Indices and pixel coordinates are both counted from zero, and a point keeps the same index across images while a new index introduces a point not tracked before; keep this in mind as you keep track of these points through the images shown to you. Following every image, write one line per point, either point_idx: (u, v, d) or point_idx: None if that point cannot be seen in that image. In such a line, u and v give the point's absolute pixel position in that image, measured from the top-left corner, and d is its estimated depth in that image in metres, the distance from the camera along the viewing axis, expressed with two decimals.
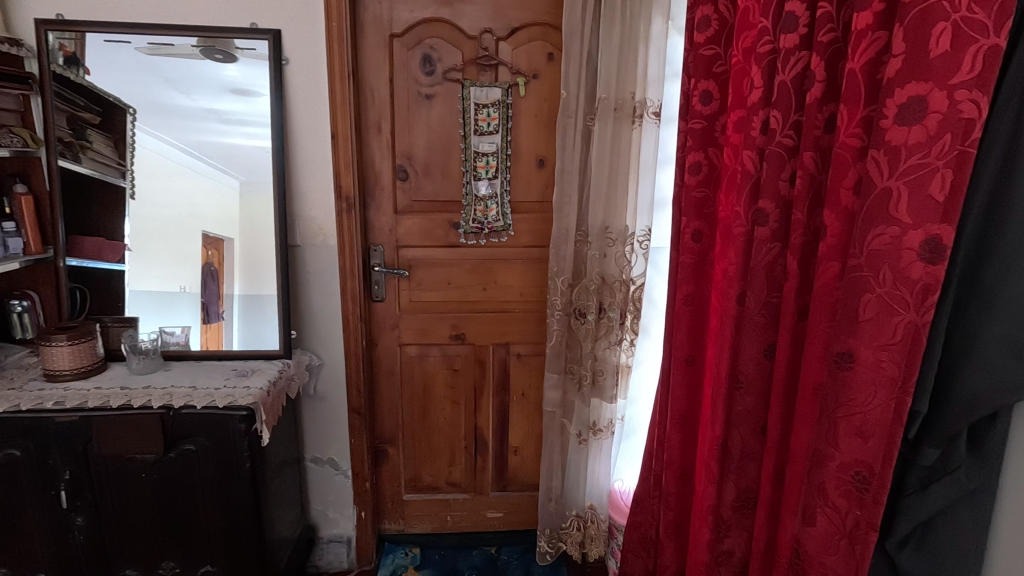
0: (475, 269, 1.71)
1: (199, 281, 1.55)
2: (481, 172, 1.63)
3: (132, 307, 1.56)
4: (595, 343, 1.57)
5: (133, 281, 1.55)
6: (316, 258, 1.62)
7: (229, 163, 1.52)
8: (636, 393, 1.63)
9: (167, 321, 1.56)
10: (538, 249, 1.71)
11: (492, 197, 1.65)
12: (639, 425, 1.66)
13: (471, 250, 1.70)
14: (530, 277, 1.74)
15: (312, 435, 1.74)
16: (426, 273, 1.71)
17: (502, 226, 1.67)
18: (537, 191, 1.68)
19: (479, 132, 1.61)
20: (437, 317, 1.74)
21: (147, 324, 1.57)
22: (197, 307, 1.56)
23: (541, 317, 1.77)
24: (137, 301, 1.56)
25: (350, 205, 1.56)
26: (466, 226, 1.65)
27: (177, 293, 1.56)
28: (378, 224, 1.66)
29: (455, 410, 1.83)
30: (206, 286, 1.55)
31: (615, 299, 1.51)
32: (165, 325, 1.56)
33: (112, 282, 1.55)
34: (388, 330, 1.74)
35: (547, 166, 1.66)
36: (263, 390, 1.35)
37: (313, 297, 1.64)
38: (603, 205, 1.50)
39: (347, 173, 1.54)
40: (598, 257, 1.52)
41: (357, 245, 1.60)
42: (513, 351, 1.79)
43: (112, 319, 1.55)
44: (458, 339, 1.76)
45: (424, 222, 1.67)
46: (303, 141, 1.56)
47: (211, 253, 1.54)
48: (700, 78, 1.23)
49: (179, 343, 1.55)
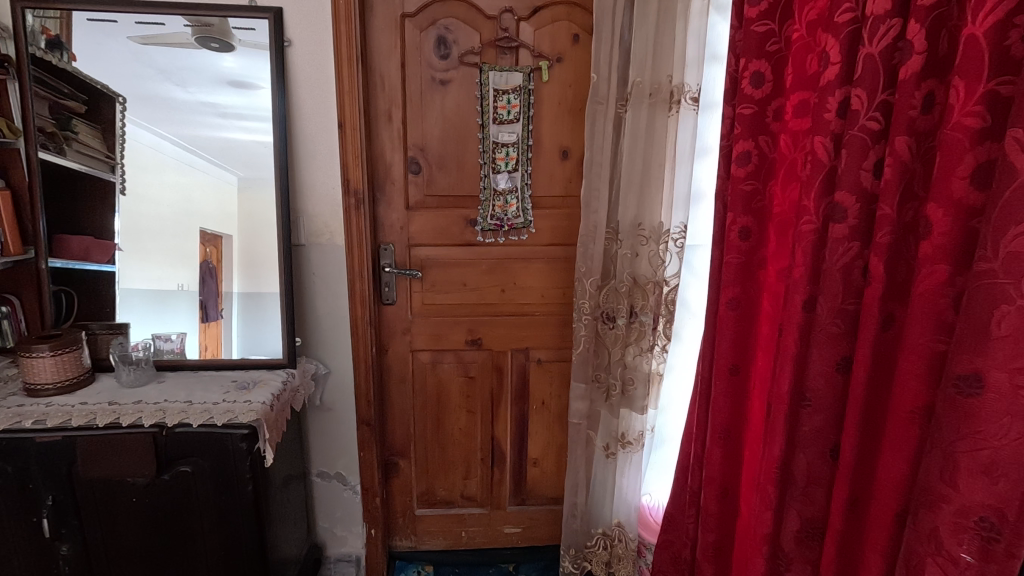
0: (492, 270, 1.59)
1: (197, 280, 1.43)
2: (500, 164, 1.51)
3: (123, 313, 1.44)
4: (625, 350, 1.45)
5: (125, 284, 1.43)
6: (321, 259, 1.49)
7: (227, 157, 1.39)
8: (667, 403, 1.52)
9: (161, 327, 1.44)
10: (560, 246, 1.59)
11: (512, 191, 1.53)
12: (671, 436, 1.54)
13: (489, 248, 1.57)
14: (553, 278, 1.61)
15: (318, 448, 1.62)
16: (440, 274, 1.58)
17: (523, 223, 1.54)
18: (560, 185, 1.55)
19: (498, 121, 1.48)
20: (452, 321, 1.62)
21: (139, 330, 1.44)
22: (195, 305, 1.44)
23: (563, 321, 1.65)
24: (129, 307, 1.44)
25: (359, 201, 1.43)
26: (484, 223, 1.53)
27: (175, 291, 1.44)
28: (389, 222, 1.54)
29: (470, 420, 1.71)
30: (204, 288, 1.44)
31: (646, 302, 1.39)
32: (157, 331, 1.44)
33: (101, 285, 1.42)
34: (399, 335, 1.62)
35: (571, 157, 1.54)
36: (265, 405, 1.22)
37: (318, 300, 1.51)
38: (636, 199, 1.37)
39: (356, 167, 1.41)
40: (630, 256, 1.40)
41: (367, 245, 1.47)
42: (533, 357, 1.67)
43: (101, 326, 1.43)
44: (474, 344, 1.64)
45: (437, 219, 1.54)
46: (308, 131, 1.43)
47: (209, 251, 1.42)
48: (751, 58, 1.10)
49: (174, 352, 1.42)
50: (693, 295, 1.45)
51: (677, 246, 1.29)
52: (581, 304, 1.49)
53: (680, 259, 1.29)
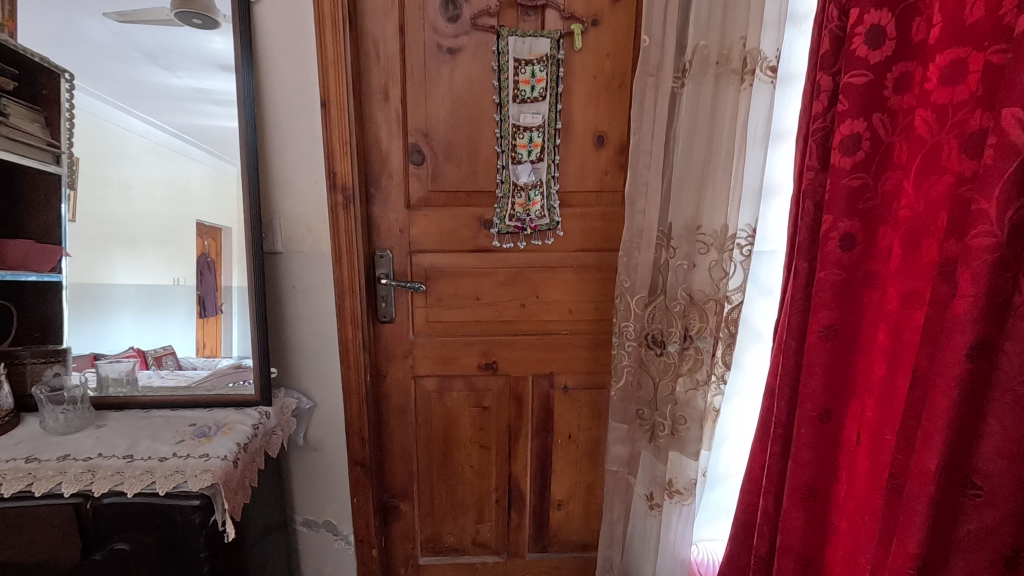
0: (510, 281, 1.32)
1: (195, 273, 1.16)
2: (522, 152, 1.22)
3: (84, 334, 1.17)
4: (675, 381, 1.17)
5: (79, 295, 1.17)
6: (302, 271, 1.21)
7: (216, 146, 1.12)
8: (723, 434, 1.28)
9: (124, 337, 1.18)
10: (593, 253, 1.31)
11: (536, 186, 1.24)
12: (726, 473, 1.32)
13: (506, 255, 1.30)
14: (583, 291, 1.34)
15: (302, 493, 1.36)
16: (448, 286, 1.31)
17: (548, 224, 1.27)
18: (593, 178, 1.27)
19: (519, 99, 1.20)
20: (462, 342, 1.35)
21: (101, 350, 1.18)
22: (193, 300, 1.18)
23: (595, 341, 1.38)
24: (90, 324, 1.17)
25: (348, 200, 1.15)
26: (501, 224, 1.26)
27: (170, 287, 1.17)
28: (386, 224, 1.27)
29: (483, 456, 1.45)
30: (177, 294, 1.17)
31: (705, 324, 1.10)
32: (120, 341, 1.18)
33: (46, 302, 1.17)
34: (399, 358, 1.35)
35: (608, 144, 1.25)
36: (226, 461, 0.95)
37: (300, 320, 1.23)
38: (695, 197, 1.09)
39: (343, 157, 1.13)
40: (685, 268, 1.12)
41: (359, 254, 1.20)
42: (558, 384, 1.40)
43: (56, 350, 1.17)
44: (489, 369, 1.37)
45: (444, 220, 1.27)
46: (282, 112, 1.14)
47: (207, 244, 1.15)
48: (867, 8, 0.81)
49: (125, 388, 1.16)
50: (755, 318, 1.19)
51: (742, 254, 1.01)
52: (621, 322, 1.24)
53: (746, 270, 1.01)
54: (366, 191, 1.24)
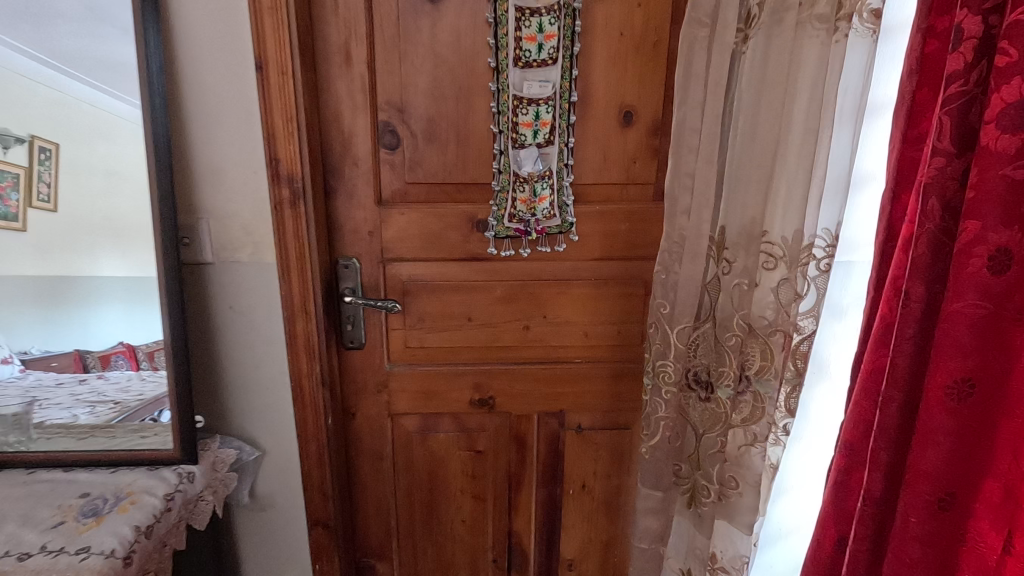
0: (509, 298, 1.04)
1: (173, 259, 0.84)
2: (525, 132, 0.93)
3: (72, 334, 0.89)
4: (725, 434, 0.90)
5: (62, 283, 0.88)
6: (240, 286, 0.93)
7: (114, 120, 0.82)
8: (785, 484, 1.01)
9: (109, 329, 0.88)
10: (616, 263, 1.03)
11: (544, 177, 0.96)
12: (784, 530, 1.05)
13: (504, 265, 1.02)
14: (603, 310, 1.06)
15: (252, 557, 1.09)
16: (430, 304, 1.04)
17: (559, 226, 0.99)
18: (616, 167, 0.99)
19: (522, 63, 0.91)
20: (449, 373, 1.08)
21: (86, 348, 0.89)
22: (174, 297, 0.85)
23: (616, 371, 1.10)
24: (75, 322, 0.89)
25: (296, 195, 0.88)
26: (498, 225, 0.98)
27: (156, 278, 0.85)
28: (352, 225, 0.99)
29: (477, 509, 1.18)
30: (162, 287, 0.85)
31: (769, 363, 0.82)
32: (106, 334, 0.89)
33: None
34: (371, 393, 1.09)
35: (636, 123, 0.97)
36: (110, 561, 0.69)
37: (240, 350, 0.96)
38: (756, 192, 0.81)
39: (287, 139, 0.85)
40: (744, 288, 0.84)
41: (314, 265, 0.92)
42: (570, 423, 1.13)
43: (39, 349, 0.90)
44: (483, 406, 1.11)
45: (427, 221, 0.99)
46: (201, 74, 0.84)
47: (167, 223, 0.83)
48: None
49: (65, 417, 0.89)
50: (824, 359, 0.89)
51: (818, 269, 0.73)
52: (656, 358, 0.96)
53: (823, 290, 0.73)
54: (325, 183, 0.96)
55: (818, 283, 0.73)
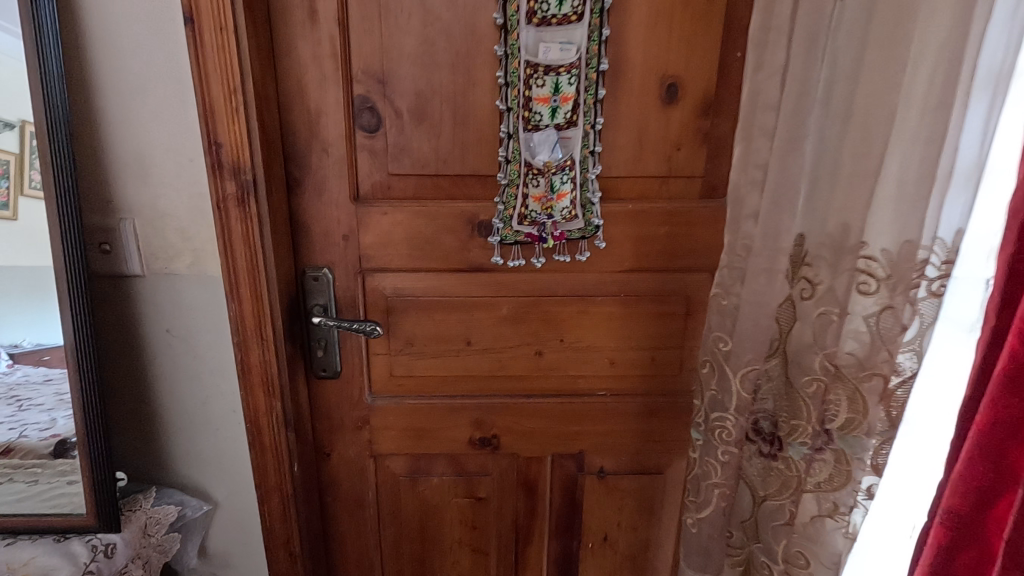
0: (518, 318, 0.85)
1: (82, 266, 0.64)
2: (541, 110, 0.72)
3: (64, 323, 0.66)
4: (793, 503, 0.69)
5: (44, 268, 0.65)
6: (178, 305, 0.74)
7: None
8: None
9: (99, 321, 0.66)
10: (650, 276, 0.84)
11: (564, 166, 0.74)
12: None
13: (512, 277, 0.82)
14: (633, 333, 0.86)
15: None
16: (420, 325, 0.85)
17: (583, 229, 0.78)
18: (654, 157, 0.78)
19: (538, 19, 0.69)
20: (444, 408, 0.89)
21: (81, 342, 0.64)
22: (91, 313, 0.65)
23: (648, 406, 0.91)
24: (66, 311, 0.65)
25: (245, 191, 0.68)
26: (505, 229, 0.77)
27: None
28: (322, 228, 0.79)
29: (477, 564, 0.99)
30: None
31: (859, 417, 0.62)
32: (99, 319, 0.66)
33: None
34: (350, 429, 0.90)
35: (682, 101, 0.76)
36: None
37: (182, 382, 0.77)
38: (850, 192, 0.61)
39: (229, 117, 0.65)
40: (830, 318, 0.63)
41: (270, 279, 0.73)
42: (592, 467, 0.94)
43: (31, 341, 0.68)
44: (485, 446, 0.91)
45: (415, 223, 0.80)
46: (114, 29, 0.63)
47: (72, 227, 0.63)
48: None
49: (44, 422, 0.69)
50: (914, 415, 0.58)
51: (928, 293, 0.53)
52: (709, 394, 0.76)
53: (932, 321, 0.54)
54: (287, 175, 0.76)
55: (928, 310, 0.54)
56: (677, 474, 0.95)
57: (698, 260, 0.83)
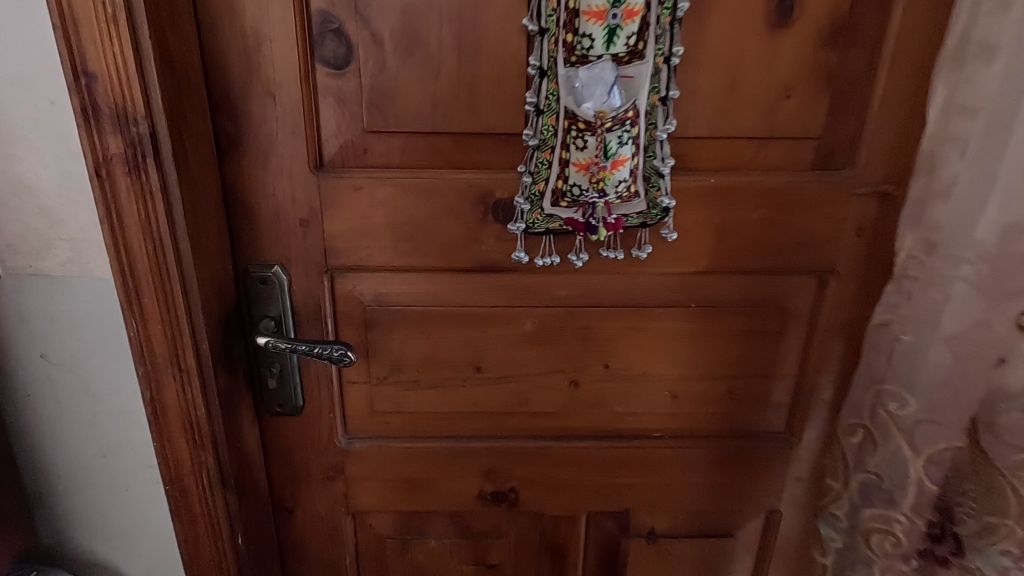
0: (546, 336, 0.61)
1: None
2: (592, 32, 0.47)
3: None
4: None
5: None
6: (48, 317, 0.50)
7: None
8: None
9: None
10: (732, 281, 0.60)
11: (624, 119, 0.49)
12: None
13: (540, 281, 0.59)
14: (704, 357, 0.63)
15: None
16: (412, 344, 0.61)
17: (644, 213, 0.54)
18: (752, 109, 0.54)
19: None
20: (445, 454, 0.66)
21: None
22: None
23: (719, 450, 0.68)
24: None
25: (139, 149, 0.45)
26: (534, 213, 0.53)
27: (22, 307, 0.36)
28: (270, 209, 0.55)
29: None
30: None
31: None
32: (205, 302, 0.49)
33: None
34: (319, 480, 0.67)
35: (800, 24, 0.51)
36: None
37: (67, 426, 0.54)
38: None
39: (104, 29, 0.42)
40: None
41: (190, 282, 0.50)
42: (640, 526, 0.72)
43: None
44: (499, 502, 0.69)
45: (404, 203, 0.55)
46: None
47: None
48: None
49: None
50: None
51: None
52: (861, 470, 0.54)
53: None
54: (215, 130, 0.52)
55: None
56: (748, 536, 0.73)
57: (802, 259, 0.59)
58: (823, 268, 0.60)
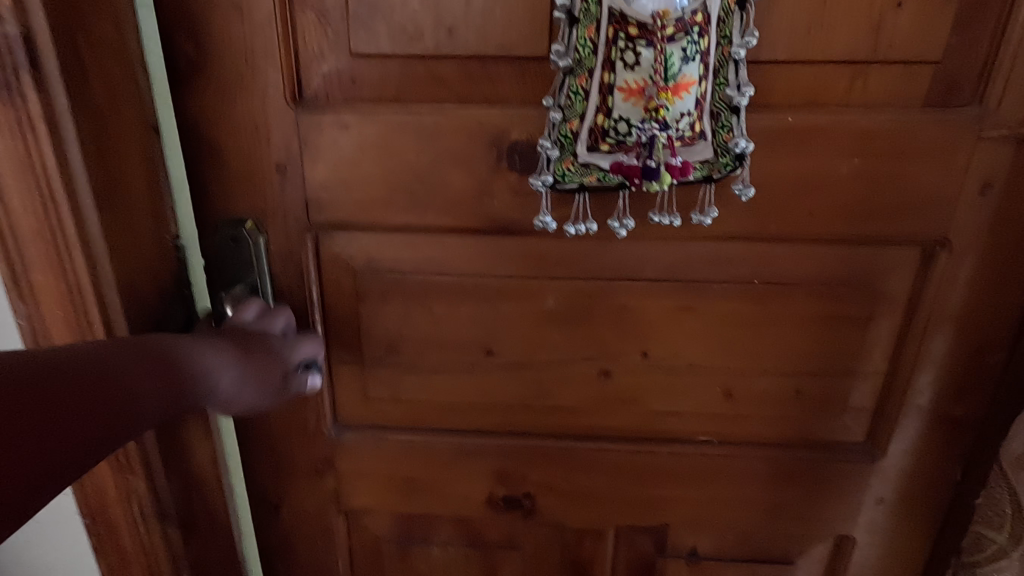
0: (572, 315, 0.50)
1: None
2: None
3: (85, 376, 0.30)
4: None
5: None
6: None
7: None
8: None
9: (143, 361, 0.33)
10: (808, 252, 0.48)
11: (691, 25, 0.37)
12: None
13: (564, 245, 0.48)
14: (768, 347, 0.51)
15: None
16: (410, 321, 0.51)
17: (710, 161, 0.41)
18: (849, 22, 0.41)
19: None
20: (449, 451, 0.56)
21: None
22: None
23: (782, 462, 0.56)
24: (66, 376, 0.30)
25: (11, 61, 0.35)
26: (564, 161, 0.41)
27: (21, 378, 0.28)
28: (241, 152, 0.46)
29: None
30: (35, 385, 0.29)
31: None
32: (199, 366, 0.37)
33: None
34: (305, 473, 0.58)
35: None
36: None
37: None
38: None
39: None
40: None
41: (97, 243, 0.40)
42: (680, 546, 0.61)
43: None
44: (513, 510, 0.59)
45: (399, 146, 0.45)
46: None
47: None
48: None
49: None
50: None
51: None
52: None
53: None
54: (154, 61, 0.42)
55: None
56: (813, 564, 0.61)
57: (903, 225, 0.46)
58: (933, 237, 0.46)
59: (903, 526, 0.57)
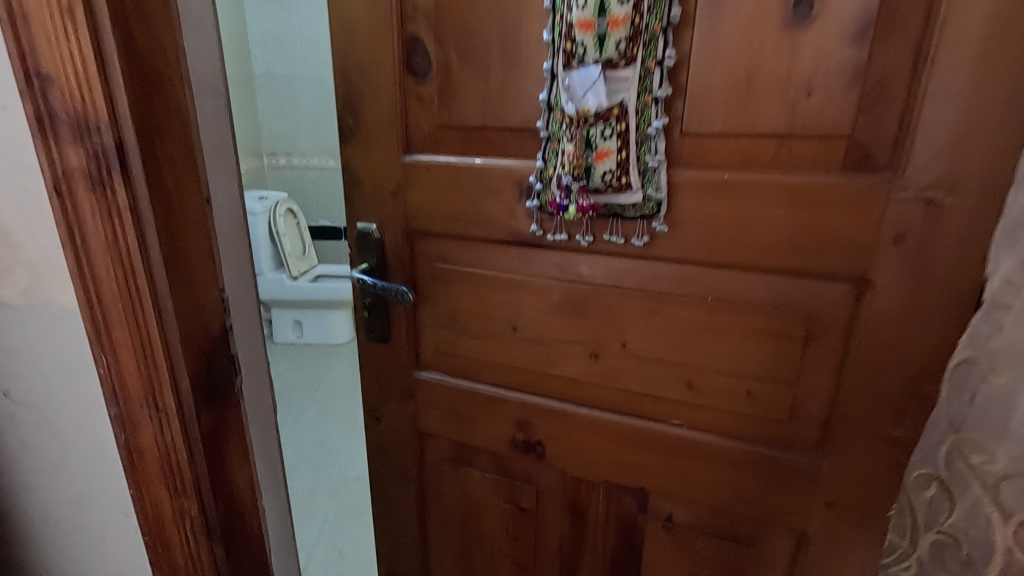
0: (570, 308, 0.69)
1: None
2: (584, 40, 0.55)
3: None
4: None
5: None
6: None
7: None
8: None
9: None
10: (751, 279, 0.60)
11: (612, 115, 0.56)
12: None
13: (565, 257, 0.67)
14: (721, 352, 0.64)
15: None
16: (464, 300, 0.75)
17: (638, 202, 0.60)
18: (768, 106, 0.54)
19: None
20: (486, 398, 0.79)
21: None
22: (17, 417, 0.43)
23: (739, 454, 0.67)
24: None
25: (104, 163, 0.35)
26: (545, 195, 0.63)
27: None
28: (372, 182, 0.75)
29: None
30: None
31: None
32: None
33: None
34: (396, 398, 0.85)
35: (820, 19, 0.50)
36: None
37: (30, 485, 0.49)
38: None
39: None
40: None
41: (167, 303, 0.39)
42: (658, 511, 0.74)
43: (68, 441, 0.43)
44: (529, 452, 0.79)
45: (460, 183, 0.69)
46: None
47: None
48: None
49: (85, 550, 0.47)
50: None
51: None
52: None
53: None
54: (218, 117, 0.45)
55: None
56: (776, 554, 0.70)
57: (830, 264, 0.57)
58: (858, 275, 0.56)
59: (856, 532, 0.64)
